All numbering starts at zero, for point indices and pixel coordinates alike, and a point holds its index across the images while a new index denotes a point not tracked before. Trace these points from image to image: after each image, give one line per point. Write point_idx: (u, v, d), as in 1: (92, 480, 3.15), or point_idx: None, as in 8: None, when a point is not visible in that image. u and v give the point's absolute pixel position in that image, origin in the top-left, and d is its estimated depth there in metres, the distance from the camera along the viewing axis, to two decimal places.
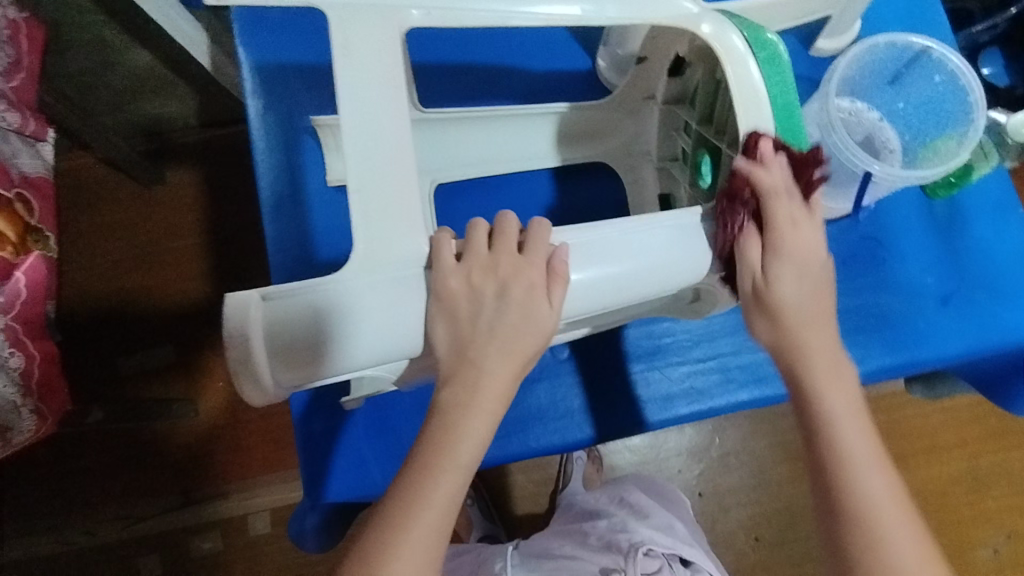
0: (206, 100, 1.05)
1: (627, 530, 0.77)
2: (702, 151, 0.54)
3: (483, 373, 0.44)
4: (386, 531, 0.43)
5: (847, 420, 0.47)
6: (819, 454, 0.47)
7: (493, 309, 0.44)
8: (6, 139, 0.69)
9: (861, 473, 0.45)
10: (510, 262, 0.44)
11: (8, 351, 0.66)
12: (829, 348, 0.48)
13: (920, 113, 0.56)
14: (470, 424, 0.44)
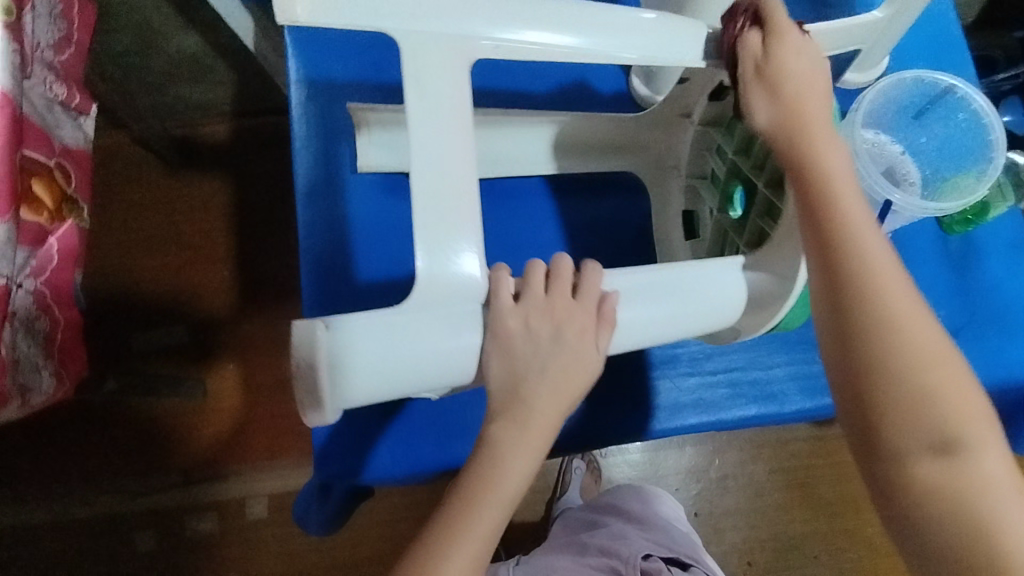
0: (243, 89, 1.07)
1: (624, 539, 0.78)
2: (735, 183, 0.61)
3: (532, 412, 0.46)
4: (430, 557, 0.44)
5: (878, 258, 0.44)
6: (849, 296, 0.44)
7: (549, 348, 0.45)
8: (52, 110, 0.72)
9: (887, 308, 0.44)
10: (565, 306, 0.46)
11: (34, 314, 0.68)
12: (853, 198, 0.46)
13: (943, 150, 0.58)
14: (516, 460, 0.46)
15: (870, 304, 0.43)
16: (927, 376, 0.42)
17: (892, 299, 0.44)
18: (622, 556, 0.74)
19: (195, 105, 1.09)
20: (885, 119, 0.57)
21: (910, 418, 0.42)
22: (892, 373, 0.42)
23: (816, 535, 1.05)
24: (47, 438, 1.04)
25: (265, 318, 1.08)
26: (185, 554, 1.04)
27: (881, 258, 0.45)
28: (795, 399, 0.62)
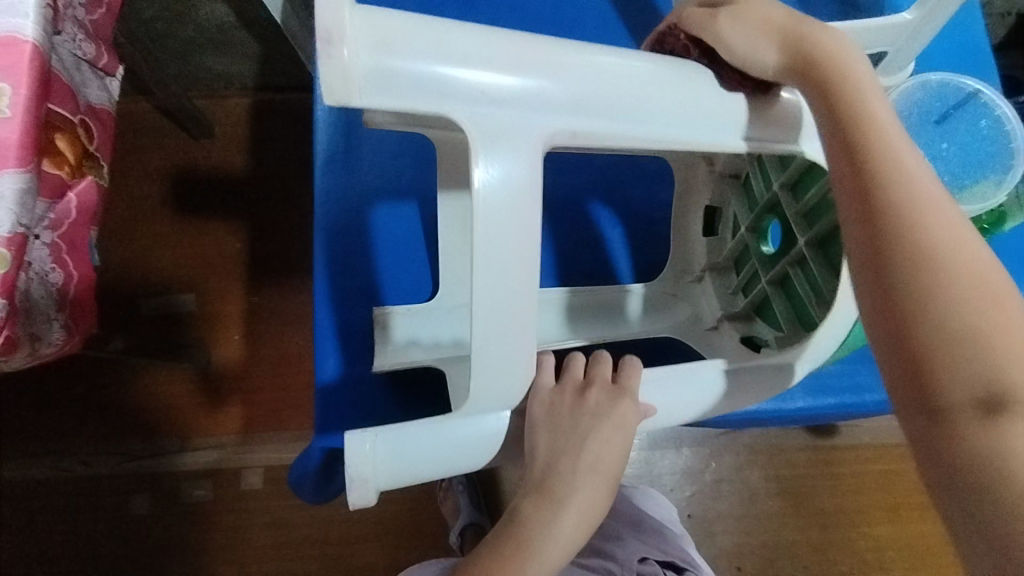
0: (267, 63, 1.08)
1: (619, 542, 0.76)
2: (769, 216, 0.62)
3: (569, 490, 0.48)
4: None
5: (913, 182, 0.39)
6: (881, 219, 0.39)
7: (588, 426, 0.49)
8: (80, 68, 0.73)
9: (926, 232, 0.38)
10: (602, 393, 0.50)
11: (49, 266, 0.68)
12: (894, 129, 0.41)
13: (964, 155, 0.57)
14: (549, 546, 0.47)
15: (901, 204, 0.39)
16: (964, 282, 0.37)
17: (926, 201, 0.39)
18: (619, 559, 0.73)
19: (218, 76, 1.10)
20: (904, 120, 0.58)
21: (965, 361, 0.36)
22: (926, 275, 0.37)
23: (808, 545, 1.04)
24: (50, 396, 1.05)
25: (273, 292, 1.09)
26: (178, 520, 1.04)
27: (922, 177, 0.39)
28: (799, 397, 0.62)
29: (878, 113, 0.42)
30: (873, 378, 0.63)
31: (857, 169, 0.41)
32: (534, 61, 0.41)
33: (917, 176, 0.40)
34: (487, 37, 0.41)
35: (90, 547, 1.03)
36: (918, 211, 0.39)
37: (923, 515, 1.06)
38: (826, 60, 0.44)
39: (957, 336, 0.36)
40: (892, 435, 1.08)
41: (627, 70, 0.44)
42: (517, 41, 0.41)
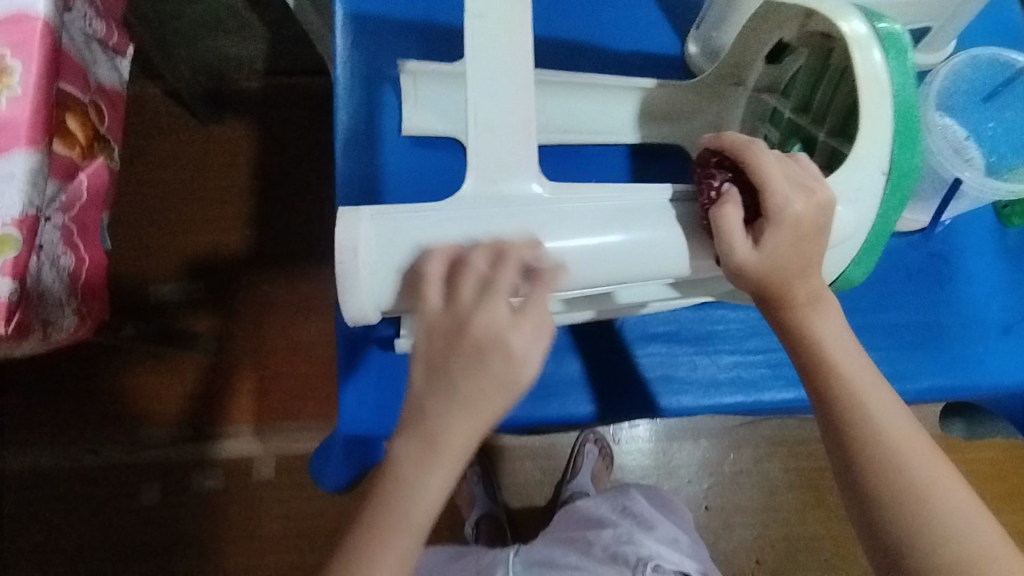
0: (277, 47, 1.05)
1: (634, 542, 0.67)
2: (792, 142, 0.52)
3: (444, 435, 0.38)
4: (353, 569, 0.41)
5: (879, 409, 0.45)
6: (855, 452, 0.44)
7: (464, 372, 0.37)
8: (90, 46, 0.71)
9: (899, 456, 0.43)
10: (484, 322, 0.37)
11: (61, 249, 0.66)
12: (854, 357, 0.46)
13: (1011, 134, 0.56)
14: (427, 484, 0.39)
15: (874, 447, 0.44)
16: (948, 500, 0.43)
17: (890, 431, 0.44)
18: (630, 561, 0.65)
19: (228, 60, 1.07)
20: (950, 102, 0.56)
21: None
22: (913, 511, 0.42)
23: (828, 538, 1.03)
24: (59, 384, 1.04)
25: (283, 280, 1.07)
26: (188, 510, 1.03)
27: (886, 411, 0.45)
28: None
29: (832, 341, 0.45)
30: (913, 367, 0.58)
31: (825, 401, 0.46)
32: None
33: (877, 404, 0.45)
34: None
35: (100, 537, 1.02)
36: (893, 442, 0.44)
37: None
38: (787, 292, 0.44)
39: (957, 563, 0.42)
40: None
41: (592, 215, 0.41)
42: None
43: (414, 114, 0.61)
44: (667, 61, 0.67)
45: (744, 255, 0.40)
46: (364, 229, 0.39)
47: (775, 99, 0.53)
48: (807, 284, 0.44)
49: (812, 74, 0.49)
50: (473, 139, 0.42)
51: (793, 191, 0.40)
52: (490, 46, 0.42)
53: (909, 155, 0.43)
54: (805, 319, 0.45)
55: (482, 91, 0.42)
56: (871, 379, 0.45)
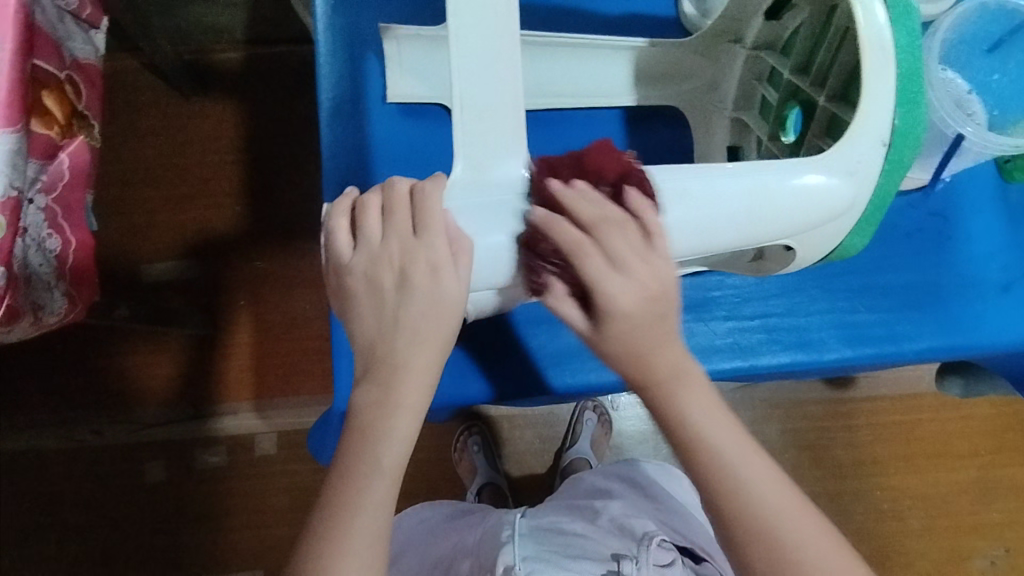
0: (257, 15, 1.01)
1: (641, 517, 0.67)
2: (791, 104, 0.50)
3: (399, 367, 0.39)
4: (330, 525, 0.41)
5: (754, 478, 0.42)
6: (730, 523, 0.42)
7: (395, 300, 0.39)
8: (63, 20, 0.68)
9: (780, 526, 0.42)
10: (401, 249, 0.39)
11: (46, 232, 0.64)
12: (721, 421, 0.43)
13: (1016, 86, 0.54)
14: (389, 424, 0.40)
15: (753, 529, 0.41)
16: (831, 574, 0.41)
17: (767, 502, 0.42)
18: (636, 533, 0.64)
19: (207, 31, 1.04)
20: (953, 58, 0.54)
21: None
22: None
23: (825, 497, 1.02)
24: (57, 366, 1.04)
25: (275, 256, 1.05)
26: (192, 486, 1.04)
27: (761, 481, 0.42)
28: (834, 348, 0.58)
29: (700, 413, 0.43)
30: (912, 328, 0.58)
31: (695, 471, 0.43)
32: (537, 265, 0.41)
33: (747, 474, 0.42)
34: (489, 253, 0.40)
35: (109, 514, 1.03)
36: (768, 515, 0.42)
37: (944, 465, 1.02)
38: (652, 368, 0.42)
39: None
40: (913, 386, 1.03)
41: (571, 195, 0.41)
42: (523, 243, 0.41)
43: (399, 82, 0.60)
44: (660, 21, 0.65)
45: (582, 325, 0.42)
46: (346, 214, 0.41)
47: (774, 57, 0.51)
48: (659, 356, 0.42)
49: (814, 35, 0.47)
50: (459, 124, 0.40)
51: (771, 179, 0.41)
52: (474, 18, 0.40)
53: (910, 123, 0.42)
54: (669, 396, 0.42)
55: (465, 68, 0.40)
56: (741, 447, 0.43)
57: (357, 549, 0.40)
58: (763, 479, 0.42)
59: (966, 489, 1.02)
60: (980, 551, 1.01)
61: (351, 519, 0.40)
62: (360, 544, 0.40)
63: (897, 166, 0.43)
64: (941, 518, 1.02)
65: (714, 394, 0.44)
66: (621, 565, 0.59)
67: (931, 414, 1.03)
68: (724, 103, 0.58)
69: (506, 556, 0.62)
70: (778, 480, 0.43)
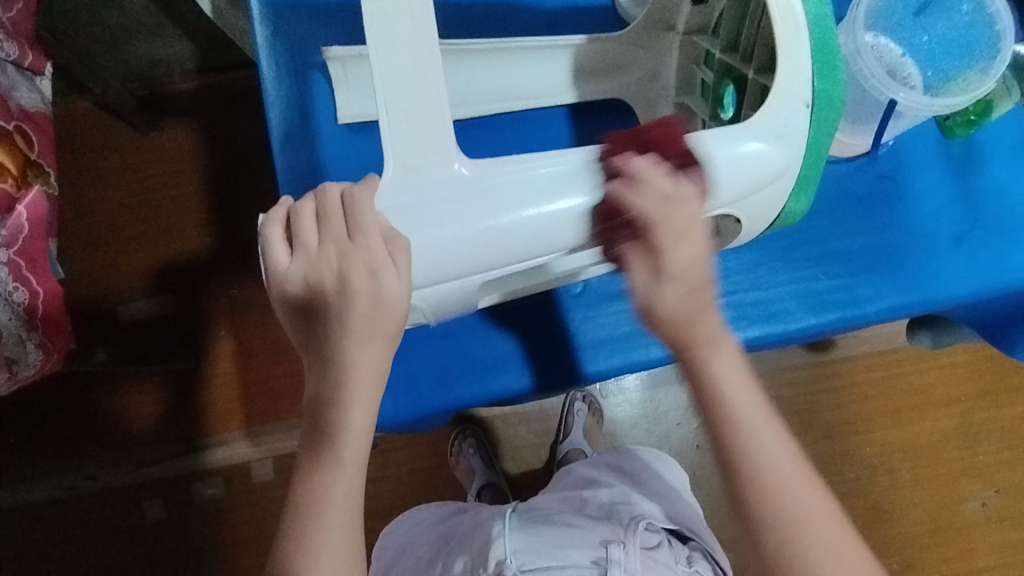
0: (204, 44, 1.01)
1: (626, 504, 0.69)
2: (726, 83, 0.51)
3: (347, 367, 0.40)
4: (299, 522, 0.42)
5: (769, 441, 0.44)
6: (746, 489, 0.44)
7: (337, 303, 0.39)
8: (5, 71, 0.68)
9: (793, 485, 0.44)
10: (337, 253, 0.39)
11: (11, 285, 0.64)
12: (744, 384, 0.44)
13: (944, 47, 0.55)
14: (351, 419, 0.41)
15: (769, 488, 0.43)
16: (829, 550, 0.43)
17: (782, 462, 0.44)
18: (623, 519, 0.65)
19: (156, 64, 1.03)
20: (885, 20, 0.55)
21: None
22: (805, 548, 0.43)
23: (816, 459, 1.04)
24: (42, 416, 1.03)
25: (250, 283, 1.05)
26: (193, 519, 1.04)
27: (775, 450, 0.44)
28: (799, 317, 0.59)
29: (731, 382, 0.44)
30: (872, 289, 0.60)
31: (720, 441, 0.44)
32: (484, 258, 0.40)
33: (766, 445, 0.43)
34: (430, 251, 0.40)
35: (112, 559, 1.03)
36: (776, 482, 0.43)
37: (928, 416, 1.05)
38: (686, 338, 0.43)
39: None
40: (890, 342, 1.05)
41: (524, 180, 0.41)
42: (465, 236, 0.40)
43: (345, 102, 0.60)
44: (600, 13, 0.66)
45: (642, 289, 0.41)
46: (281, 223, 0.41)
47: (706, 40, 0.53)
48: (700, 328, 0.42)
49: (738, 15, 0.48)
50: (387, 129, 0.41)
51: (702, 151, 0.42)
52: (391, 27, 0.41)
53: (830, 84, 0.43)
54: (701, 361, 0.43)
55: (388, 76, 0.41)
56: (768, 420, 0.44)
57: (334, 537, 0.42)
58: (779, 448, 0.44)
59: (951, 435, 1.04)
60: (971, 494, 1.04)
61: (322, 512, 0.42)
62: (337, 534, 0.42)
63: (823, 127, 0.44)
64: (930, 467, 1.04)
65: (743, 367, 0.44)
66: (610, 552, 0.60)
67: (911, 367, 1.05)
68: (667, 89, 0.59)
69: (497, 551, 0.61)
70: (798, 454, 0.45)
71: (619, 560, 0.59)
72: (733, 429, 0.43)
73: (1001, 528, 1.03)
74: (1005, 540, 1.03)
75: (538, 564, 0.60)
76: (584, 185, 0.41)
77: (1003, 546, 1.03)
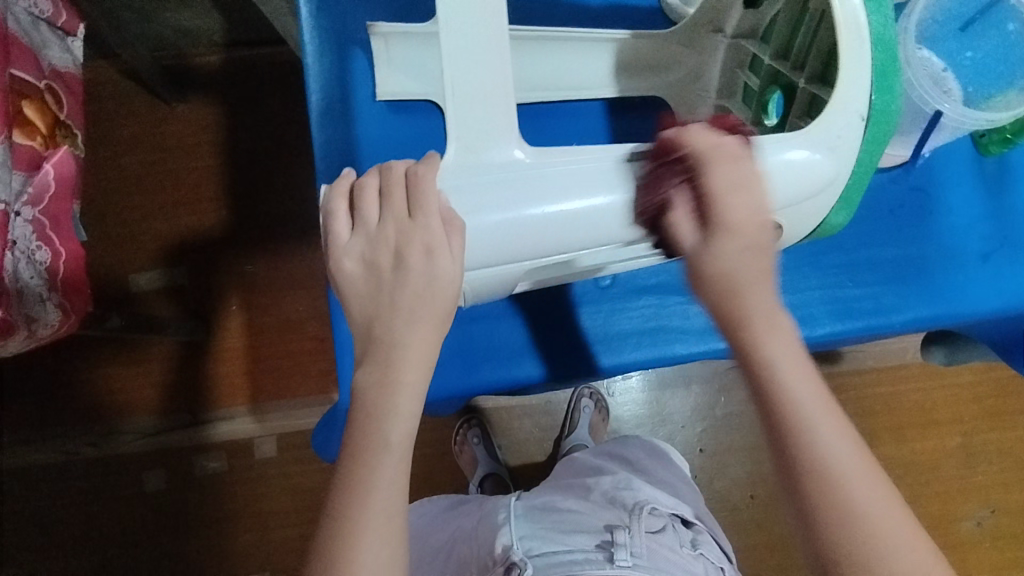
0: (233, 18, 1.00)
1: (631, 488, 0.68)
2: (772, 89, 0.52)
3: (398, 346, 0.40)
4: (341, 512, 0.40)
5: (826, 424, 0.40)
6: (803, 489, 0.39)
7: (392, 281, 0.40)
8: (37, 28, 0.67)
9: (851, 486, 0.39)
10: (399, 232, 0.39)
11: (35, 244, 0.63)
12: (796, 358, 0.41)
13: (986, 64, 0.56)
14: (397, 402, 0.40)
15: (823, 483, 0.39)
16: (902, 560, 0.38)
17: (837, 462, 0.39)
18: (627, 505, 0.64)
19: (183, 35, 1.02)
20: (928, 34, 0.56)
21: None
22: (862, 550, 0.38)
23: None
24: (47, 380, 1.03)
25: (263, 259, 1.05)
26: (195, 491, 1.04)
27: (838, 440, 0.39)
28: (828, 322, 0.60)
29: (788, 365, 0.40)
30: (899, 298, 0.60)
31: (773, 433, 0.40)
32: (527, 248, 0.41)
33: (828, 431, 0.39)
34: (484, 235, 0.40)
35: (110, 527, 1.02)
36: (838, 477, 0.39)
37: (930, 433, 1.06)
38: (741, 318, 0.41)
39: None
40: (898, 358, 1.06)
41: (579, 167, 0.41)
42: (525, 218, 0.40)
43: (389, 79, 0.60)
44: (641, 12, 0.66)
45: (692, 244, 0.41)
46: (344, 198, 0.41)
47: (753, 45, 0.53)
48: (750, 293, 0.40)
49: (792, 19, 0.48)
50: (452, 112, 0.42)
51: (772, 154, 0.42)
52: (461, 14, 0.42)
53: (887, 98, 0.43)
54: (753, 340, 0.41)
55: (457, 62, 0.42)
56: (825, 405, 0.40)
57: (378, 520, 0.40)
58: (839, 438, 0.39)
59: (951, 454, 1.05)
60: (967, 513, 1.05)
61: (368, 492, 0.40)
62: (378, 515, 0.40)
63: (883, 135, 0.44)
64: (929, 483, 1.05)
65: (799, 346, 0.42)
66: (615, 536, 0.60)
67: (916, 384, 1.06)
68: (707, 91, 0.59)
69: (504, 537, 0.62)
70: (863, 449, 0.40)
71: (625, 544, 0.58)
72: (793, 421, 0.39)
73: (995, 548, 1.04)
74: (998, 559, 1.04)
75: (545, 549, 0.60)
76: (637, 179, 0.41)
77: (995, 566, 1.04)
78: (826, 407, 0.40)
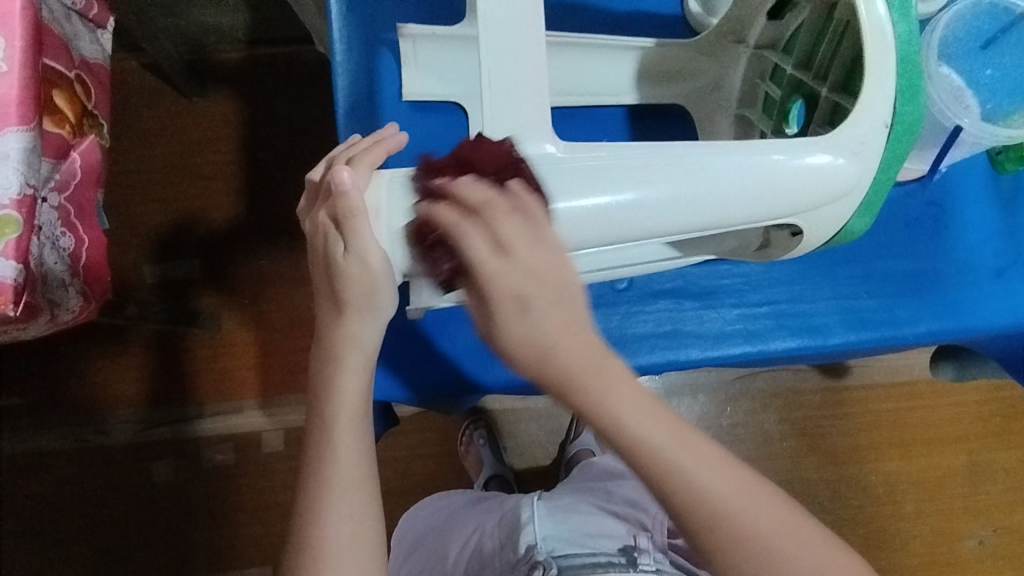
0: (257, 16, 1.01)
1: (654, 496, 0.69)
2: (794, 98, 0.53)
3: (350, 342, 0.43)
4: (309, 491, 0.45)
5: (692, 462, 0.39)
6: (687, 525, 0.40)
7: (333, 266, 0.42)
8: (70, 19, 0.68)
9: (736, 516, 0.39)
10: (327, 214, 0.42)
11: (59, 230, 0.64)
12: (639, 401, 0.38)
13: (1005, 82, 0.57)
14: (346, 386, 0.44)
15: (708, 523, 0.39)
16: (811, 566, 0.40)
17: (714, 493, 0.39)
18: (651, 511, 0.66)
19: (207, 32, 1.03)
20: (950, 51, 0.57)
21: None
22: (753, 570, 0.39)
23: (823, 483, 1.05)
24: (59, 366, 1.03)
25: (277, 255, 1.06)
26: (200, 483, 1.04)
27: (708, 478, 0.39)
28: (839, 333, 0.61)
29: (638, 420, 0.38)
30: (912, 312, 0.61)
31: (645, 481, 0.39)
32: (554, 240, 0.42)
33: (696, 463, 0.39)
34: None
35: (115, 515, 1.03)
36: (719, 510, 0.39)
37: (936, 450, 1.06)
38: (578, 394, 0.36)
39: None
40: (906, 374, 1.06)
41: (600, 163, 0.43)
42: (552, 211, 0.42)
43: (414, 80, 0.62)
44: (664, 21, 0.68)
45: (484, 329, 0.37)
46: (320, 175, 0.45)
47: (776, 55, 0.54)
48: (584, 366, 0.36)
49: (816, 29, 0.49)
50: (487, 105, 0.43)
51: (778, 156, 0.43)
52: (497, 16, 0.43)
53: (912, 107, 0.44)
54: (596, 406, 0.37)
55: (493, 61, 0.43)
56: (682, 435, 0.39)
57: (342, 498, 0.44)
58: (707, 476, 0.39)
59: (956, 472, 1.05)
60: (970, 532, 1.04)
61: (330, 470, 0.44)
62: (345, 491, 0.44)
63: (907, 143, 0.45)
64: (933, 501, 1.05)
65: (641, 387, 0.38)
66: (638, 542, 0.62)
67: (923, 400, 1.06)
68: (729, 101, 0.60)
69: (529, 535, 0.63)
70: (734, 469, 0.40)
71: (648, 550, 0.60)
72: (656, 469, 0.38)
73: (997, 568, 1.04)
74: None
75: (568, 550, 0.61)
76: (614, 181, 0.42)
77: None
78: (686, 446, 0.39)
